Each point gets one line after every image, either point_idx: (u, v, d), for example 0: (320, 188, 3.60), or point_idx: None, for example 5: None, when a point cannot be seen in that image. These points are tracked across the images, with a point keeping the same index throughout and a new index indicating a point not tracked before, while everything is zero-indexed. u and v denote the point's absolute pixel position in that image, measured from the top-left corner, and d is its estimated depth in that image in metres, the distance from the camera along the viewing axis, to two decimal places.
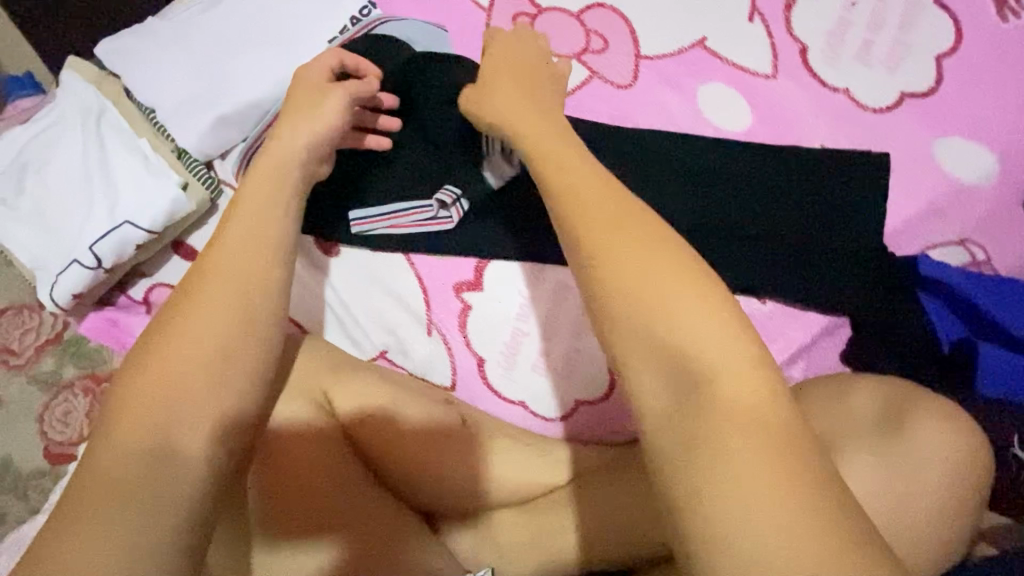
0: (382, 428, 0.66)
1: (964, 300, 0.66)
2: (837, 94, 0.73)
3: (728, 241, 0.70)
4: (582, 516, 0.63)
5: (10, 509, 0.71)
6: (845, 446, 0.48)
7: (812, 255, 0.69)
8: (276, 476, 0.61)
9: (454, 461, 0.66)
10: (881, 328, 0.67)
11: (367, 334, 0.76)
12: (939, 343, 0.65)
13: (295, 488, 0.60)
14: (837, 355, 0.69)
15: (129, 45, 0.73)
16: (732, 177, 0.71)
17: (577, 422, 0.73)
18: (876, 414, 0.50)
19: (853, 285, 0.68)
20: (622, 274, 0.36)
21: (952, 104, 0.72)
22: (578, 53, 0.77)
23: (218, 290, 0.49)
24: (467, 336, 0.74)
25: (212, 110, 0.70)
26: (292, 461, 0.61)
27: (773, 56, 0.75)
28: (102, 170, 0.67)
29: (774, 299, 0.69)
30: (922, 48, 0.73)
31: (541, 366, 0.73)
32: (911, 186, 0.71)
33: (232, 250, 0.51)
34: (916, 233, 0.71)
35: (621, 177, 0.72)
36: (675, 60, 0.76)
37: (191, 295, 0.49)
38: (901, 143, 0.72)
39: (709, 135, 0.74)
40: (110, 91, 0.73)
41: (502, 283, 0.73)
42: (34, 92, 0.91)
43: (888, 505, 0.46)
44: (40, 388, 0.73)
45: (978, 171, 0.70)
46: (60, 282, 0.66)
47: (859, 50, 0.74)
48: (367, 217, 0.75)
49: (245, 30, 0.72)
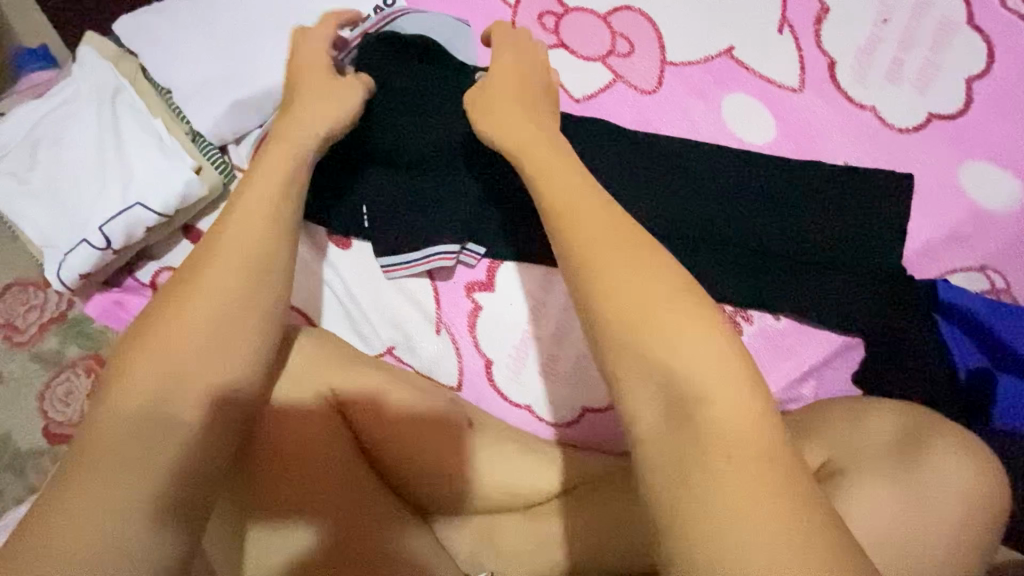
0: (385, 422, 0.66)
1: (983, 328, 0.65)
2: (863, 112, 0.72)
3: (741, 255, 0.69)
4: (579, 527, 0.63)
5: (8, 485, 0.71)
6: (862, 472, 0.52)
7: (827, 274, 0.68)
8: (283, 459, 0.61)
9: (459, 461, 0.66)
10: (898, 351, 0.66)
11: (374, 329, 0.75)
12: (956, 370, 0.65)
13: (300, 476, 0.61)
14: (848, 375, 0.69)
15: (149, 24, 0.72)
16: (750, 188, 0.70)
17: (583, 429, 0.73)
18: (894, 440, 0.54)
19: (871, 308, 0.67)
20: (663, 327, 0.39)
21: (981, 129, 0.71)
22: (603, 56, 0.75)
23: (229, 291, 0.50)
24: (476, 338, 0.73)
25: (228, 95, 0.69)
26: (297, 443, 0.62)
27: (801, 69, 0.74)
28: (116, 149, 0.66)
29: (788, 316, 0.70)
30: (953, 69, 0.72)
31: (549, 371, 0.72)
32: (936, 209, 0.70)
33: (238, 250, 0.51)
34: (938, 257, 0.70)
35: (639, 185, 0.71)
36: (701, 68, 0.75)
37: (205, 283, 0.49)
38: (926, 165, 0.71)
39: (730, 146, 0.73)
40: (128, 70, 0.72)
41: (515, 284, 0.72)
42: (48, 66, 0.89)
43: (886, 532, 0.50)
44: (41, 366, 0.72)
45: (1003, 197, 0.69)
46: (67, 261, 0.65)
47: (889, 68, 0.73)
48: (393, 263, 0.72)
49: (266, 15, 0.71)
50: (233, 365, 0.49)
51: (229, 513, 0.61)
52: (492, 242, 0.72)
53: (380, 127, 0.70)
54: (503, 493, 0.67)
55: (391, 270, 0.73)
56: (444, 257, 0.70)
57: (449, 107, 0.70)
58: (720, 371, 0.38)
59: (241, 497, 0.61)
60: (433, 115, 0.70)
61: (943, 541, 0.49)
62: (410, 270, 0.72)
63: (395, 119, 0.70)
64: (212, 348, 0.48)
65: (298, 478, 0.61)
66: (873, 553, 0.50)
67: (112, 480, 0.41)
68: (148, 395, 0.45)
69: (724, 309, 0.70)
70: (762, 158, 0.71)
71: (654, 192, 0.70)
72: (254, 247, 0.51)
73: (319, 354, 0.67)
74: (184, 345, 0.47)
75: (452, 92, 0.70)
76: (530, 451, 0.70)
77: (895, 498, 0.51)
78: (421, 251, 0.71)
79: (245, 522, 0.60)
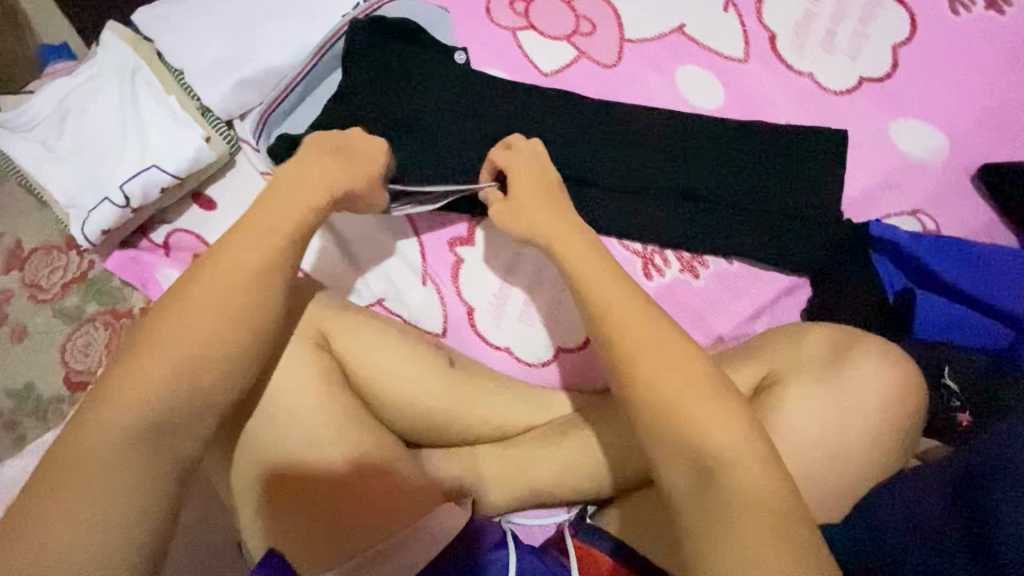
0: (373, 358, 0.72)
1: (910, 257, 0.71)
2: (802, 78, 0.81)
3: (695, 206, 0.77)
4: (554, 454, 0.71)
5: (30, 429, 0.77)
6: (797, 381, 0.59)
7: (772, 219, 0.75)
8: (282, 388, 0.67)
9: (444, 397, 0.73)
10: (838, 285, 0.73)
11: (366, 282, 0.81)
12: (885, 292, 0.72)
13: (295, 404, 0.67)
14: (796, 311, 0.76)
15: (163, 14, 0.81)
16: (701, 146, 0.78)
17: (558, 370, 0.80)
18: (826, 353, 0.61)
19: (813, 248, 0.74)
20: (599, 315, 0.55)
21: (909, 89, 0.79)
22: (568, 35, 0.84)
23: (240, 229, 0.57)
24: (459, 287, 0.80)
25: (235, 73, 0.78)
26: (292, 376, 0.67)
27: (745, 43, 0.82)
28: (135, 120, 0.74)
29: (740, 260, 0.77)
30: (881, 37, 0.80)
31: (527, 315, 0.79)
32: (870, 160, 0.78)
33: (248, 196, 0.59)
34: (873, 203, 0.77)
35: (602, 146, 0.79)
36: (656, 44, 0.83)
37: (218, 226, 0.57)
38: (860, 122, 0.79)
39: (685, 110, 0.81)
40: (143, 52, 0.80)
41: (494, 239, 0.80)
42: (68, 59, 0.99)
43: (818, 430, 0.57)
44: (63, 321, 0.80)
45: (928, 148, 0.77)
46: (91, 218, 0.73)
47: (824, 39, 0.81)
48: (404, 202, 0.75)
49: (268, 6, 0.80)
50: (242, 279, 0.55)
51: (234, 439, 0.67)
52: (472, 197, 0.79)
53: (367, 98, 0.78)
54: (488, 426, 0.74)
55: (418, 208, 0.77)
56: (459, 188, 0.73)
57: (430, 80, 0.78)
58: (638, 328, 0.53)
59: (244, 428, 0.67)
60: (416, 87, 0.78)
61: (864, 429, 0.57)
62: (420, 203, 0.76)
63: (383, 91, 0.78)
64: (222, 270, 0.55)
65: (295, 405, 0.67)
66: (803, 444, 0.57)
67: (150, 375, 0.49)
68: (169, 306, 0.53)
69: (682, 255, 0.78)
70: (713, 120, 0.79)
71: (616, 151, 0.78)
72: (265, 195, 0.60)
73: (315, 298, 0.74)
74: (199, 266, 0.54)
75: (433, 67, 0.79)
76: (511, 389, 0.76)
77: (822, 399, 0.58)
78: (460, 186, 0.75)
79: (251, 446, 0.67)
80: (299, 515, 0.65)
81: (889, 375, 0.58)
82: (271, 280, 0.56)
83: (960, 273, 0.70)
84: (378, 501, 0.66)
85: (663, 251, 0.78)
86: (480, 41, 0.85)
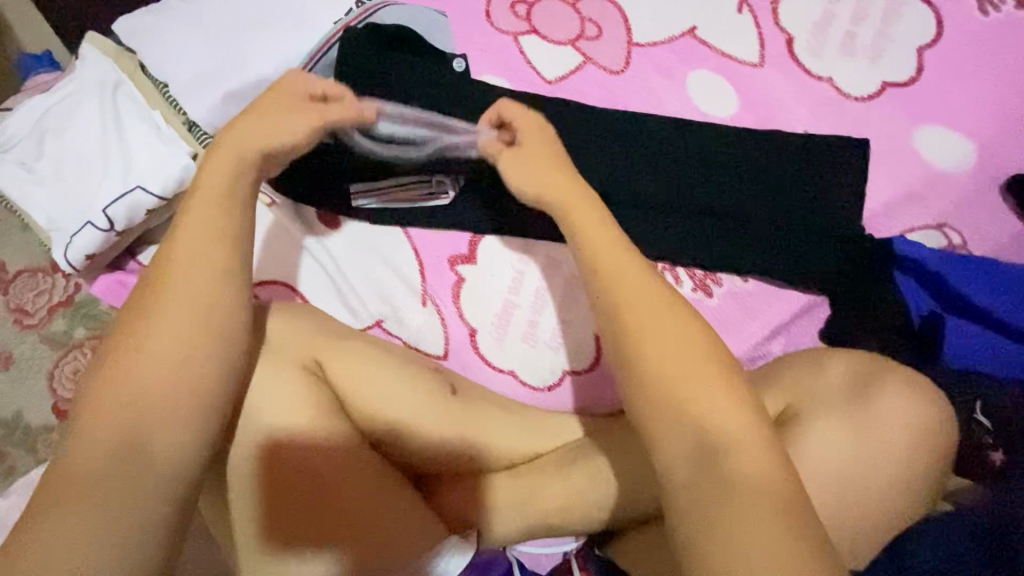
0: (370, 385, 0.68)
1: (936, 278, 0.68)
2: (821, 83, 0.76)
3: (707, 221, 0.73)
4: (564, 484, 0.68)
5: (18, 459, 0.74)
6: (820, 415, 0.55)
7: (789, 235, 0.71)
8: (277, 421, 0.64)
9: (444, 426, 0.69)
10: (858, 305, 0.69)
11: (363, 303, 0.78)
12: (909, 317, 0.68)
13: (291, 437, 0.63)
14: (815, 332, 0.72)
15: (146, 23, 0.77)
16: (713, 158, 0.74)
17: (565, 392, 0.76)
18: (847, 383, 0.57)
19: (833, 266, 0.70)
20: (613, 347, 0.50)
21: (934, 94, 0.74)
22: (573, 40, 0.80)
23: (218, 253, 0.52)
24: (460, 308, 0.77)
25: (222, 86, 0.74)
26: (286, 408, 0.64)
27: (760, 46, 0.78)
28: (118, 138, 0.71)
29: (755, 278, 0.73)
30: (904, 39, 0.76)
31: (530, 337, 0.76)
32: (892, 171, 0.74)
33: (218, 212, 0.53)
34: (895, 217, 0.73)
35: (610, 160, 0.75)
36: (666, 48, 0.79)
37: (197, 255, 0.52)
38: (882, 131, 0.74)
39: (697, 119, 0.76)
40: (126, 65, 0.76)
41: (496, 257, 0.77)
42: (51, 69, 0.95)
43: (845, 467, 0.53)
44: (51, 347, 0.77)
45: (955, 157, 0.73)
46: (74, 243, 0.70)
47: (844, 41, 0.77)
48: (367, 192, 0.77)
49: (256, 13, 0.76)
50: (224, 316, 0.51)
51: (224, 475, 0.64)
52: (474, 215, 0.77)
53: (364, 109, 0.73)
54: (493, 453, 0.71)
55: (420, 202, 0.77)
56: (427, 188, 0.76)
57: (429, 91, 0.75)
58: (666, 357, 0.47)
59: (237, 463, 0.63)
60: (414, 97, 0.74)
61: (896, 464, 0.53)
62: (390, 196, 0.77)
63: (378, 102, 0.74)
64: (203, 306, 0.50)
65: (291, 438, 0.63)
66: (830, 484, 0.53)
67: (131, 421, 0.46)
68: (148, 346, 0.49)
69: (694, 273, 0.74)
70: (725, 129, 0.75)
71: (624, 164, 0.74)
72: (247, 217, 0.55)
73: (310, 322, 0.70)
74: (178, 299, 0.50)
75: (432, 77, 0.75)
76: (515, 414, 0.73)
77: (847, 433, 0.54)
78: (442, 149, 0.70)
79: (242, 481, 0.63)
80: (294, 555, 0.62)
81: (922, 409, 0.54)
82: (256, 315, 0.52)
83: (988, 296, 0.66)
84: (377, 539, 0.63)
85: (674, 268, 0.74)
86: (480, 47, 0.80)
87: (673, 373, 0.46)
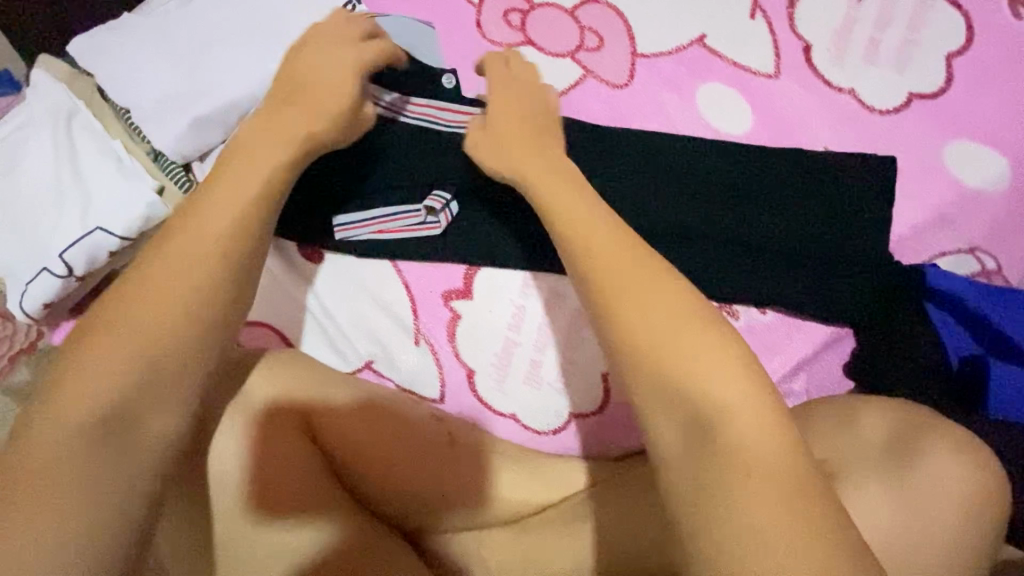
0: (356, 436, 0.63)
1: (974, 314, 0.63)
2: (842, 95, 0.70)
3: (724, 249, 0.66)
4: (575, 542, 0.59)
5: None
6: (859, 477, 0.49)
7: (814, 263, 0.65)
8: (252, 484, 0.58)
9: (442, 482, 0.63)
10: (887, 342, 0.64)
11: (351, 344, 0.73)
12: (948, 359, 0.63)
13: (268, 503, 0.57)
14: (840, 366, 0.66)
15: (103, 42, 0.70)
16: (728, 180, 0.68)
17: (573, 437, 0.71)
18: (887, 440, 0.52)
19: (860, 298, 0.65)
20: (643, 401, 0.39)
21: (965, 106, 0.69)
22: (572, 51, 0.73)
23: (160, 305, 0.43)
24: (456, 347, 0.71)
25: (189, 109, 0.67)
26: (266, 470, 0.58)
27: (776, 55, 0.72)
28: (74, 173, 0.65)
29: (775, 309, 0.66)
30: (932, 46, 0.70)
31: (533, 378, 0.70)
32: (921, 191, 0.68)
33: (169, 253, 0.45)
34: (925, 241, 0.68)
35: (617, 185, 0.68)
36: (674, 59, 0.73)
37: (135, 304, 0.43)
38: (910, 146, 0.69)
39: (709, 137, 0.70)
40: (83, 91, 0.70)
41: (493, 291, 0.70)
42: (9, 92, 0.88)
43: (894, 533, 0.47)
44: (13, 399, 0.71)
45: (989, 175, 0.68)
46: (30, 290, 0.64)
47: (867, 48, 0.71)
48: (352, 222, 0.70)
49: (223, 27, 0.69)
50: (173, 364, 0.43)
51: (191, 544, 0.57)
52: (469, 247, 0.70)
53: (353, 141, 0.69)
54: (495, 506, 0.64)
55: (411, 231, 0.70)
56: (413, 217, 0.69)
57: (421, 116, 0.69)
58: (713, 417, 0.37)
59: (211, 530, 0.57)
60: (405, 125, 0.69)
61: (947, 530, 0.48)
62: (379, 228, 0.71)
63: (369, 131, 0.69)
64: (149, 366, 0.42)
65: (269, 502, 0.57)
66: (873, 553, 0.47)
67: (70, 472, 0.38)
68: (104, 381, 0.41)
69: None
70: (740, 147, 0.69)
71: (632, 189, 0.68)
72: (201, 242, 0.46)
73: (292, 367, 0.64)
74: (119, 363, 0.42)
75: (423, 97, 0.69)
76: (519, 462, 0.66)
77: (892, 501, 0.48)
78: (426, 122, 0.70)
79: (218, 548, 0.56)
80: None
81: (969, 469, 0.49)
82: (212, 374, 0.44)
83: None
84: None
85: None
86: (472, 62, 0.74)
87: (729, 444, 0.36)
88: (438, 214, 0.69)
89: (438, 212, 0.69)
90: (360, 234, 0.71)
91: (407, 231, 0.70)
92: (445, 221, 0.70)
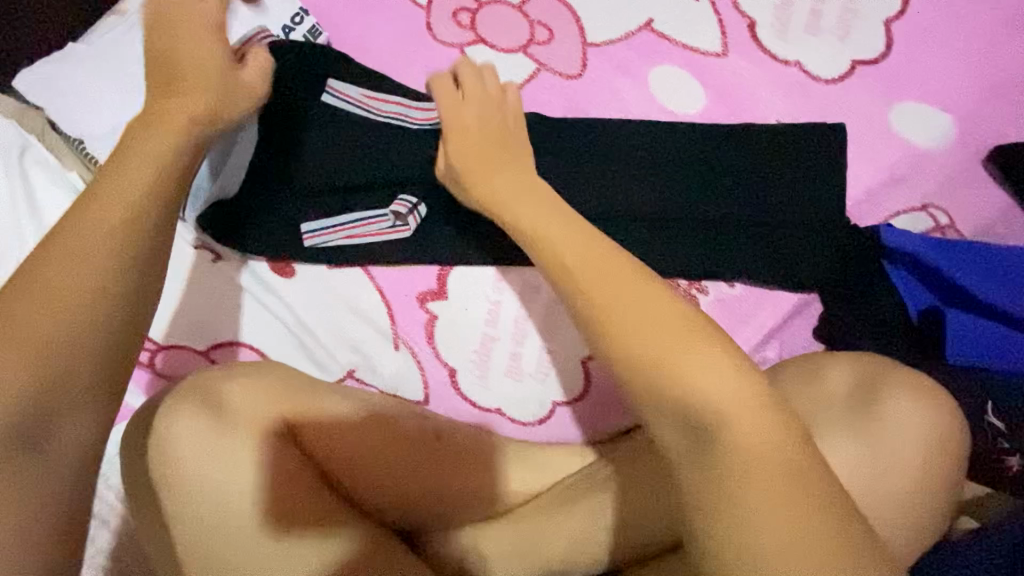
0: (335, 440, 0.62)
1: (930, 269, 0.65)
2: (789, 68, 0.72)
3: (688, 227, 0.67)
4: (567, 525, 0.60)
5: None
6: (826, 430, 0.51)
7: (775, 232, 0.67)
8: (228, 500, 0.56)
9: (428, 481, 0.63)
10: (851, 302, 0.67)
11: (330, 354, 0.73)
12: (907, 313, 0.66)
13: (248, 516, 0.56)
14: (809, 330, 0.69)
15: (48, 73, 0.69)
16: (686, 159, 0.69)
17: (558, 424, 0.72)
18: (851, 392, 0.53)
19: (820, 263, 0.66)
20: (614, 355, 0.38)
21: (907, 70, 0.71)
22: (524, 45, 0.74)
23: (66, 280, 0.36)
24: (436, 347, 0.72)
25: None
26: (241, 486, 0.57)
27: (722, 33, 0.73)
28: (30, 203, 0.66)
29: (743, 281, 0.68)
30: (870, 13, 0.72)
31: (515, 371, 0.71)
32: (873, 154, 0.70)
33: None
34: (879, 202, 0.70)
35: (579, 173, 0.69)
36: (624, 45, 0.74)
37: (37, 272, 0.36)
38: (857, 113, 0.71)
39: (664, 119, 0.72)
40: (33, 124, 0.70)
41: (468, 288, 0.71)
42: None
43: (865, 482, 0.49)
44: None
45: (934, 133, 0.70)
46: None
47: (808, 20, 0.73)
48: (321, 229, 0.71)
49: None
50: (95, 356, 0.37)
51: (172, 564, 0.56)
52: (441, 246, 0.71)
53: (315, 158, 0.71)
54: (482, 499, 0.64)
55: (380, 235, 0.71)
56: (382, 222, 0.70)
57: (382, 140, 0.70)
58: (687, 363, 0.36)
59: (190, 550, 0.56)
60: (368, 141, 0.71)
61: (912, 474, 0.50)
62: (347, 234, 0.71)
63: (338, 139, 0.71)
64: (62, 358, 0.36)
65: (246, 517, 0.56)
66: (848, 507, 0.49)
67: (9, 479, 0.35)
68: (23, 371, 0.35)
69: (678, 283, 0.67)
70: (695, 127, 0.70)
71: (595, 175, 0.69)
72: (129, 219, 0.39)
73: (263, 377, 0.62)
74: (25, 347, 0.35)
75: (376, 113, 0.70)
76: (506, 453, 0.67)
77: (858, 449, 0.50)
78: (397, 121, 0.72)
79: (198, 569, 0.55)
80: None
81: (927, 412, 0.51)
82: None
83: (986, 283, 0.63)
84: None
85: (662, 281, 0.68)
86: (425, 64, 0.74)
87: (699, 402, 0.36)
88: (405, 217, 0.70)
89: (405, 215, 0.70)
90: (328, 240, 0.71)
91: (376, 236, 0.71)
92: (414, 223, 0.70)
